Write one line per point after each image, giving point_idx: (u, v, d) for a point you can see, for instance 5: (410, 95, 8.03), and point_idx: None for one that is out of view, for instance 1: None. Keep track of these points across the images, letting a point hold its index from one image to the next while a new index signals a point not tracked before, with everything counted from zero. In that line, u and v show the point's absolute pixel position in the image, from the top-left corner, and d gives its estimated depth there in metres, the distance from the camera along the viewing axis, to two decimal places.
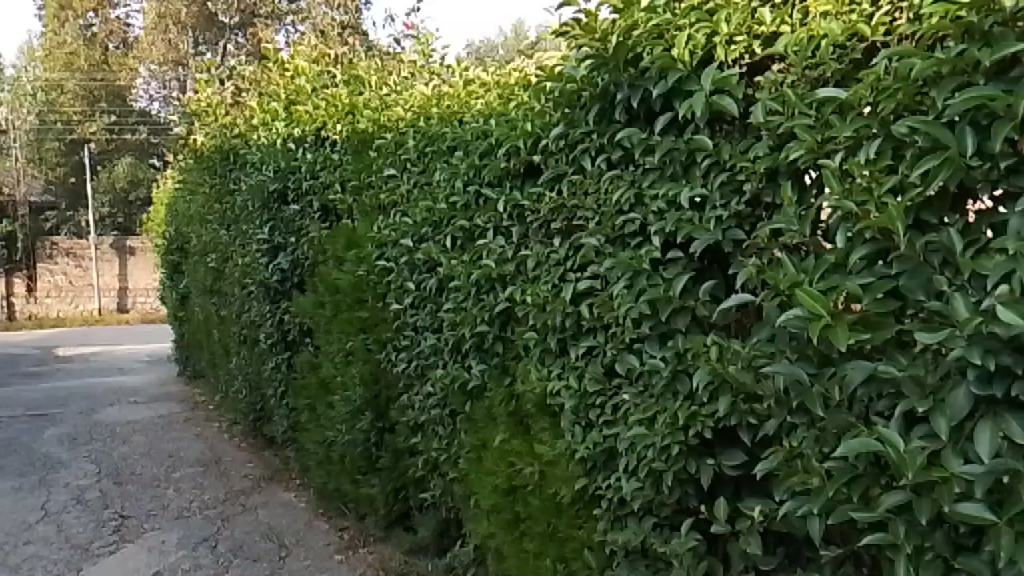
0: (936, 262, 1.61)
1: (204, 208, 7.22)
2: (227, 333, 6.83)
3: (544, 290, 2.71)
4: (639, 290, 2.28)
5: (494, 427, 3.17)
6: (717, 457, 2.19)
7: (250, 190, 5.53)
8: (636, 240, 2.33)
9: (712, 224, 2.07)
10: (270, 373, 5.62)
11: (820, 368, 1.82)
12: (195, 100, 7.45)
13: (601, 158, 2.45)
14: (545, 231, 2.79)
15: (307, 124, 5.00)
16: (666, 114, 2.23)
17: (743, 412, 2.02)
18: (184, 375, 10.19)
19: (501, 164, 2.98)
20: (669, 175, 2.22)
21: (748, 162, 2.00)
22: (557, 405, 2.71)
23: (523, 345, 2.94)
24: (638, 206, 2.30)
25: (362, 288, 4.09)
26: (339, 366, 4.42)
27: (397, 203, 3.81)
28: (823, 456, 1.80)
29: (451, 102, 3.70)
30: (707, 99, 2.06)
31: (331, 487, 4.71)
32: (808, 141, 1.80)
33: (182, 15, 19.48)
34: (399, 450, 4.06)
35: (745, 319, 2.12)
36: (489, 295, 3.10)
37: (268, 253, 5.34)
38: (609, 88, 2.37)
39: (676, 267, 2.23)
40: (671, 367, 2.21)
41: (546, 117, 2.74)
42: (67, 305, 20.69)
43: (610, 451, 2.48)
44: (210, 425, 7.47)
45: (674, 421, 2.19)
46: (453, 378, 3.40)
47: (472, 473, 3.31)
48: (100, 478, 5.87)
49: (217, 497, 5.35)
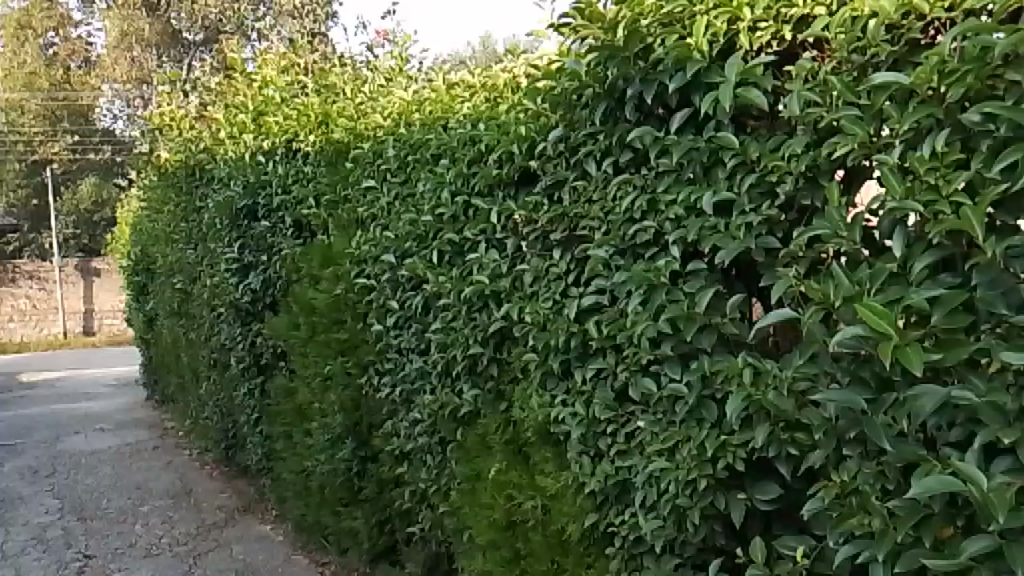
0: (1018, 269, 1.40)
1: (170, 227, 6.90)
2: (196, 357, 6.53)
3: (544, 308, 2.49)
4: (657, 306, 2.04)
5: (488, 458, 2.93)
6: (749, 492, 1.97)
7: (217, 207, 5.24)
8: (650, 251, 2.09)
9: (741, 229, 1.85)
10: (243, 399, 5.32)
11: (879, 393, 1.59)
12: (159, 114, 7.16)
13: (607, 162, 2.22)
14: (544, 243, 2.56)
15: (277, 136, 4.73)
16: (683, 111, 1.99)
17: (783, 442, 1.79)
18: (152, 399, 9.82)
19: (493, 172, 2.74)
20: (687, 178, 1.99)
21: (781, 162, 1.78)
22: (562, 433, 2.47)
23: (521, 368, 2.70)
24: (652, 213, 2.07)
25: (340, 308, 3.84)
26: (317, 391, 4.15)
27: (377, 216, 3.55)
28: (886, 493, 1.59)
29: (433, 107, 3.43)
30: (731, 91, 1.83)
31: (310, 520, 4.43)
32: (859, 135, 1.58)
33: (146, 33, 19.01)
34: (383, 481, 3.79)
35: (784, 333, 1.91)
36: (482, 313, 2.86)
37: (238, 273, 5.05)
38: (617, 82, 2.12)
39: (697, 280, 1.98)
40: (696, 393, 1.99)
41: (542, 119, 2.51)
42: (30, 329, 20.16)
43: (623, 484, 2.25)
44: (180, 453, 7.14)
45: (701, 452, 1.97)
46: (443, 404, 3.15)
47: (465, 506, 3.06)
48: (62, 514, 5.52)
49: (188, 532, 5.04)
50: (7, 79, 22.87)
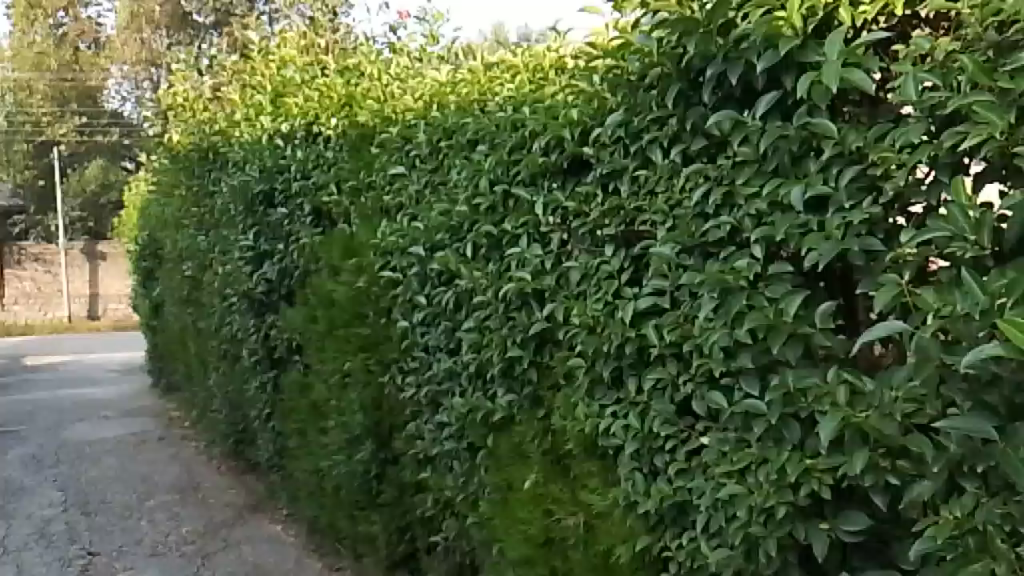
0: None
1: (180, 212, 6.69)
2: (205, 346, 6.34)
3: (594, 309, 2.28)
4: (734, 312, 1.82)
5: (523, 468, 2.73)
6: (831, 522, 1.75)
7: (231, 192, 5.04)
8: (725, 250, 1.88)
9: (837, 228, 1.63)
10: (254, 393, 5.12)
11: (1009, 421, 1.40)
12: (172, 95, 6.98)
13: (675, 150, 2.00)
14: (595, 238, 2.36)
15: (296, 119, 4.52)
16: (770, 93, 1.77)
17: (881, 469, 1.58)
18: (158, 388, 9.63)
19: (540, 159, 2.52)
20: (770, 170, 1.78)
21: (890, 153, 1.56)
22: (611, 447, 2.27)
23: (564, 373, 2.49)
24: (729, 208, 1.86)
25: (362, 303, 3.64)
26: (335, 388, 3.95)
27: (405, 205, 3.36)
28: (1013, 536, 1.40)
29: (469, 89, 3.19)
30: (836, 72, 1.60)
31: (324, 522, 4.24)
32: (997, 124, 1.39)
33: (155, 14, 18.72)
34: (404, 485, 3.59)
35: (883, 352, 1.70)
36: (521, 312, 2.63)
37: (253, 261, 4.83)
38: (693, 61, 1.90)
39: (782, 285, 1.77)
40: (778, 411, 1.77)
41: (600, 102, 2.30)
42: (35, 313, 20.05)
43: (682, 505, 2.05)
44: (187, 445, 6.96)
45: (781, 477, 1.76)
46: (473, 408, 2.95)
47: (495, 518, 2.86)
48: (66, 508, 5.34)
49: (196, 530, 4.85)
50: (17, 59, 22.71)
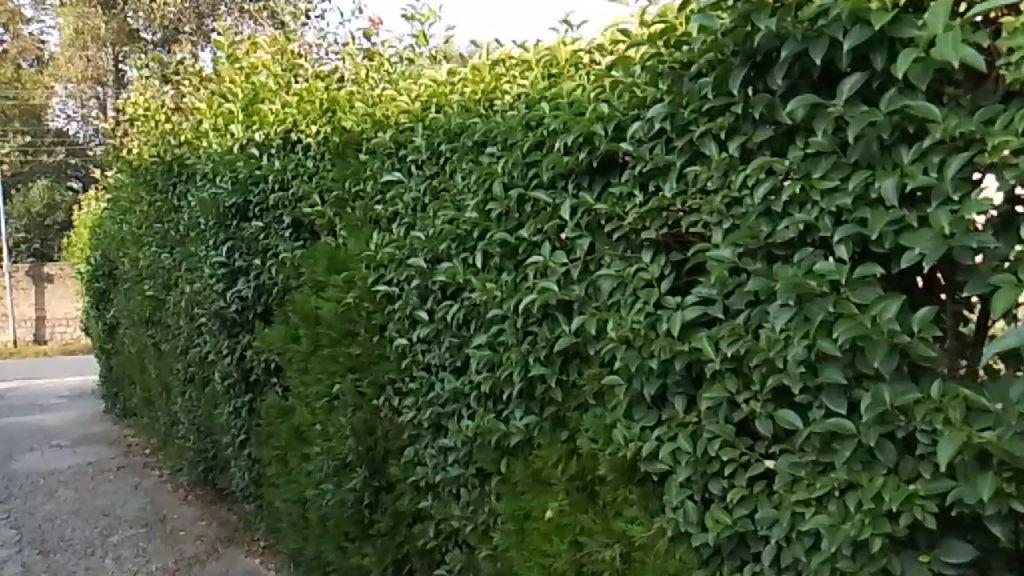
0: None
1: (141, 229, 6.33)
2: (169, 370, 6.00)
3: (633, 321, 2.06)
4: (817, 321, 1.62)
5: (542, 495, 2.50)
6: (931, 553, 1.56)
7: (201, 205, 4.74)
8: (798, 253, 1.69)
9: (946, 224, 1.45)
10: (226, 419, 4.80)
11: None
12: (132, 104, 6.67)
13: (733, 142, 1.81)
14: (629, 244, 2.16)
15: (273, 126, 4.25)
16: (854, 76, 1.58)
17: (1005, 495, 1.42)
18: (113, 414, 9.19)
19: (564, 158, 2.32)
20: (855, 162, 1.59)
21: (1007, 137, 1.38)
22: (655, 473, 2.05)
23: (595, 391, 2.28)
24: (801, 205, 1.67)
25: (351, 319, 3.38)
26: (321, 412, 3.68)
27: (401, 214, 3.15)
28: None
29: (473, 87, 2.99)
30: (949, 45, 1.40)
31: (309, 555, 3.96)
32: None
33: (102, 31, 17.66)
34: (399, 514, 3.32)
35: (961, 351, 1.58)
36: (543, 325, 2.42)
37: (225, 279, 4.54)
38: (761, 42, 1.71)
39: (873, 289, 1.58)
40: (874, 432, 1.57)
41: (635, 96, 2.12)
42: None
43: (743, 536, 1.85)
44: (149, 474, 6.58)
45: (876, 505, 1.57)
46: (484, 432, 2.70)
47: (510, 551, 2.62)
48: (21, 547, 4.95)
49: (166, 567, 4.51)
50: None
